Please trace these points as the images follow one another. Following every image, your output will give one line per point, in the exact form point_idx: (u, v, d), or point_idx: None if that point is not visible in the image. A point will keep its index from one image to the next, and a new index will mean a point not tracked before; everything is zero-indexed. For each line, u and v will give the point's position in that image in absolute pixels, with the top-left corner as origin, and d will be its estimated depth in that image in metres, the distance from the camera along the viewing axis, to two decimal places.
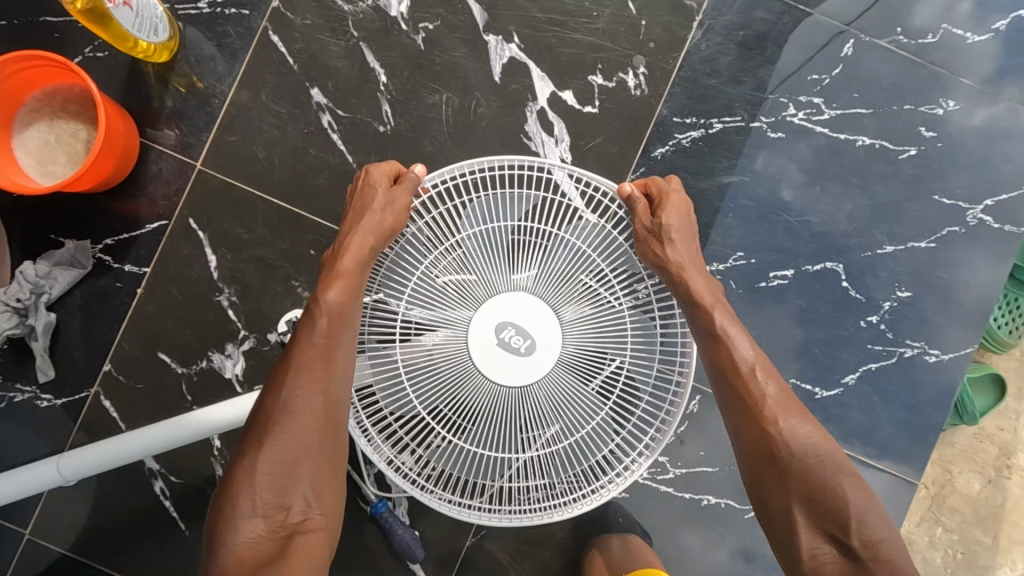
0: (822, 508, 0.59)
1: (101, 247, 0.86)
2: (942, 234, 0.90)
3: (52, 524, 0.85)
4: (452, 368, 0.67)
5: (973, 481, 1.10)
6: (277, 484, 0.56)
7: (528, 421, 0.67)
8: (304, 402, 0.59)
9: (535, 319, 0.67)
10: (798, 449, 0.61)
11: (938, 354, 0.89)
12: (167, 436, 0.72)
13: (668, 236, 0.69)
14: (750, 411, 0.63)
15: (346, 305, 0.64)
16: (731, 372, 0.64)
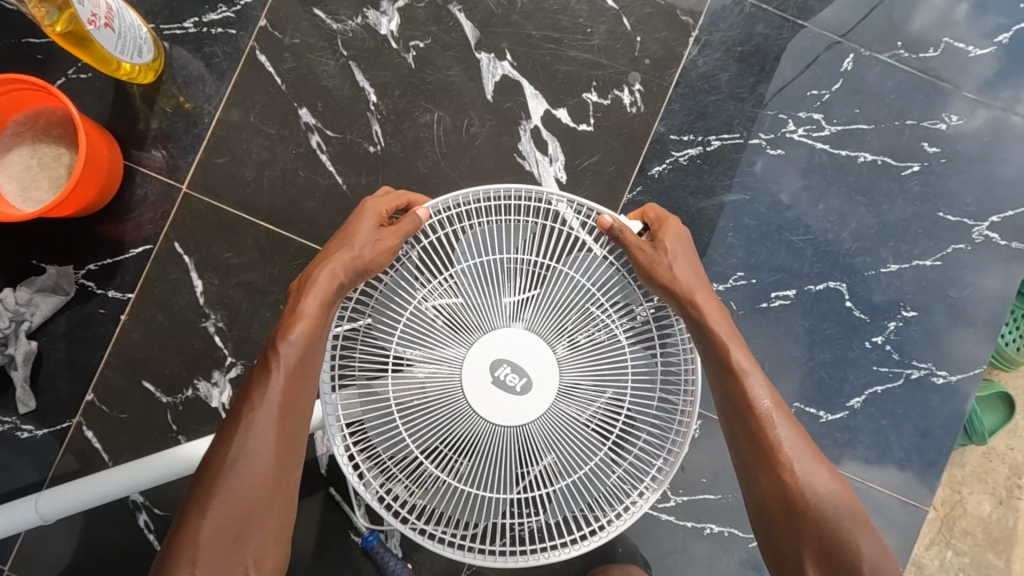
0: (839, 561, 0.54)
1: (85, 273, 0.84)
2: (948, 251, 0.87)
3: (33, 560, 0.83)
4: (444, 404, 0.62)
5: (983, 502, 1.08)
6: (221, 549, 0.52)
7: (523, 456, 0.62)
8: (257, 463, 0.54)
9: (532, 352, 0.62)
10: (816, 496, 0.56)
11: (946, 374, 0.87)
12: (161, 471, 0.70)
13: (671, 266, 0.65)
14: (764, 454, 0.58)
15: (304, 355, 0.59)
16: (744, 409, 0.59)
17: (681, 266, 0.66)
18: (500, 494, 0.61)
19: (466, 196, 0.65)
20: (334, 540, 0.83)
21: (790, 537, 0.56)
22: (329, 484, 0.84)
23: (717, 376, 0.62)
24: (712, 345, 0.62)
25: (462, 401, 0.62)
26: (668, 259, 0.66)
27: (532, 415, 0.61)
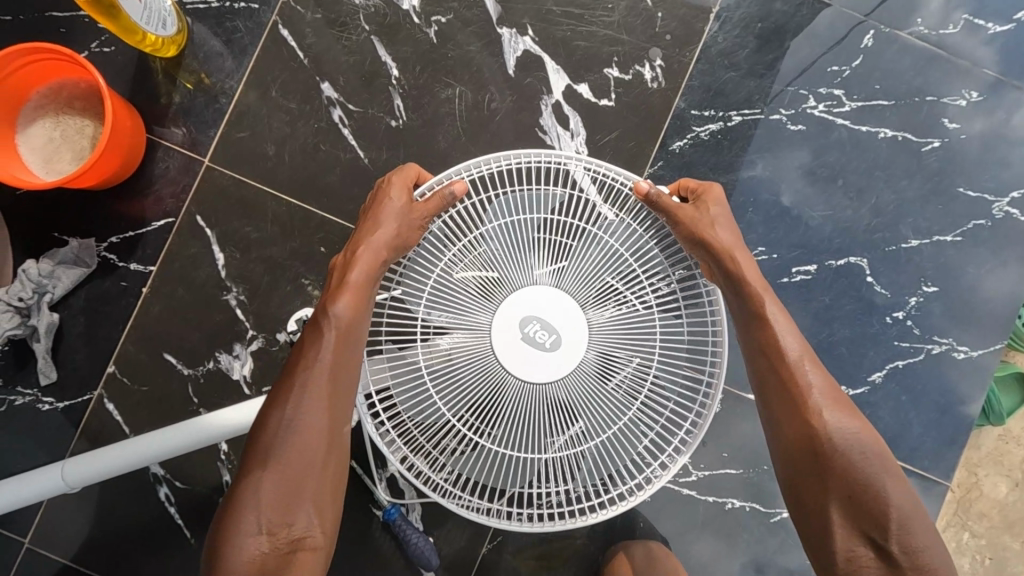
0: (862, 508, 0.55)
1: (106, 245, 0.83)
2: (968, 228, 0.87)
3: (53, 533, 0.82)
4: (472, 366, 0.62)
5: (999, 484, 1.07)
6: (280, 497, 0.53)
7: (551, 421, 0.62)
8: (312, 417, 0.56)
9: (562, 314, 0.62)
10: (843, 445, 0.57)
11: (966, 349, 0.86)
12: (187, 440, 0.69)
13: (707, 227, 0.66)
14: (794, 404, 0.59)
15: (353, 318, 0.60)
16: (776, 360, 0.61)
17: (719, 227, 0.67)
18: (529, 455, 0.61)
19: (495, 161, 0.65)
20: (354, 515, 0.83)
21: (814, 484, 0.57)
22: (350, 457, 0.83)
23: (750, 330, 0.63)
24: (746, 299, 0.64)
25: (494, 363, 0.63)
26: (706, 220, 0.67)
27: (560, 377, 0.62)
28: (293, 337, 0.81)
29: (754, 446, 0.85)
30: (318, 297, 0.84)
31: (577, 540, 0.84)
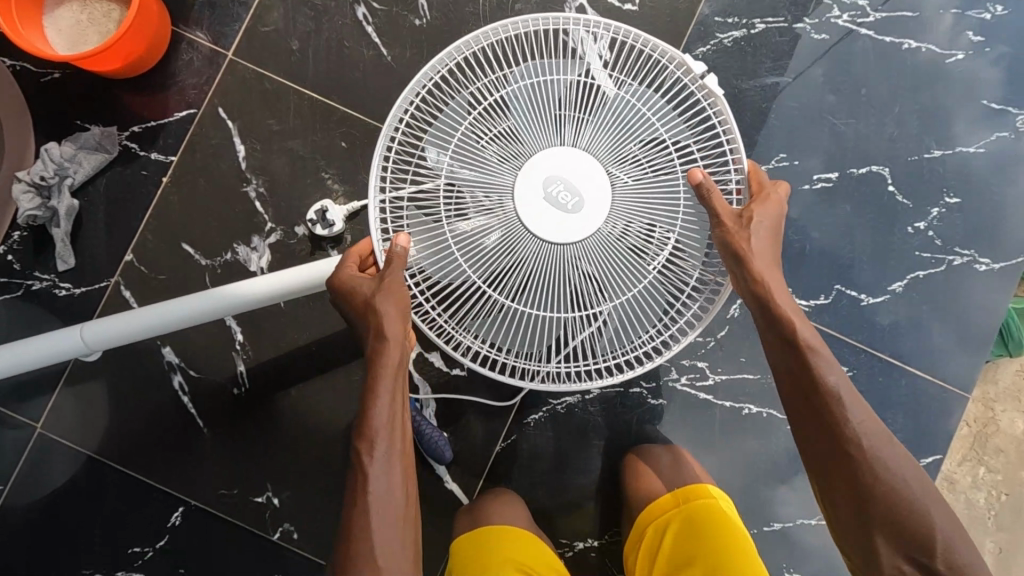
0: (912, 538, 0.54)
1: (128, 134, 0.83)
2: (990, 140, 0.86)
3: (64, 420, 0.82)
4: (496, 232, 0.61)
5: (1017, 420, 1.06)
6: None
7: (573, 288, 0.62)
8: (398, 505, 0.53)
9: (585, 174, 0.60)
10: (890, 483, 0.55)
11: (988, 262, 0.85)
12: (217, 307, 0.69)
13: (750, 254, 0.58)
14: (836, 443, 0.56)
15: (402, 408, 0.56)
16: (816, 397, 0.56)
17: (762, 241, 0.59)
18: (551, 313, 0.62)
19: (523, 23, 0.62)
20: None
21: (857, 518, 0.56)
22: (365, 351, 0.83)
23: (782, 360, 0.58)
24: (780, 329, 0.57)
25: (522, 231, 0.61)
26: (748, 232, 0.59)
27: (586, 244, 0.61)
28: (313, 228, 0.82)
29: None
30: (338, 191, 0.84)
31: (593, 443, 0.84)
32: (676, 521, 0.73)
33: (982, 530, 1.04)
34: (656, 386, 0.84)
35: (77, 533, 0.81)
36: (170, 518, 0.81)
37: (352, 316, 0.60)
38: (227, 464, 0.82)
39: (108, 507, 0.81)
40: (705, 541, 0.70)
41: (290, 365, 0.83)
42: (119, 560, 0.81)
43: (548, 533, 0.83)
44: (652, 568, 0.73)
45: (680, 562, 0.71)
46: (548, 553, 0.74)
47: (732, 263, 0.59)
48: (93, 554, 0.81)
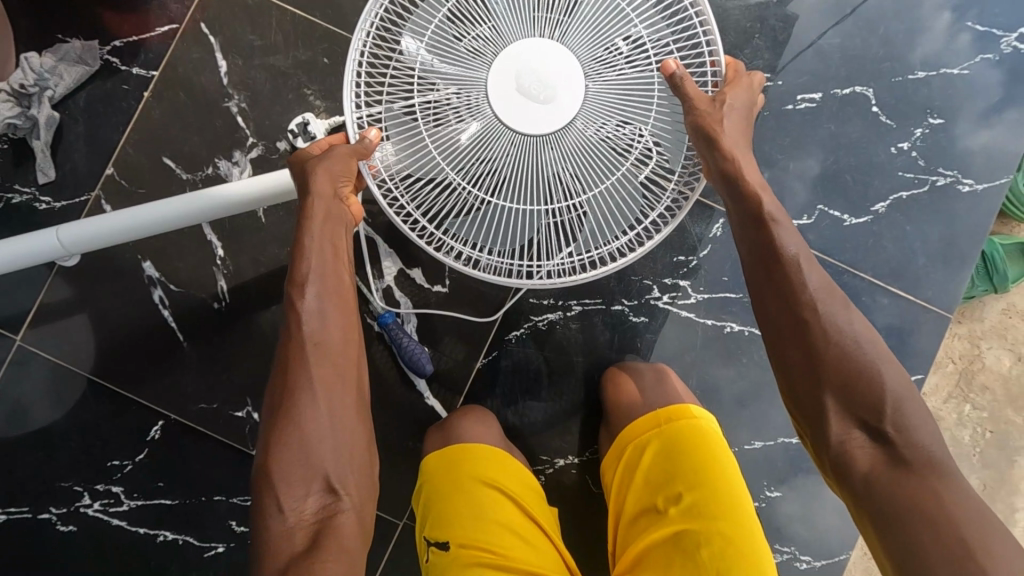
0: (860, 398, 0.51)
1: (109, 49, 0.83)
2: (976, 62, 0.86)
3: (42, 333, 0.81)
4: (478, 139, 0.60)
5: (1004, 358, 1.06)
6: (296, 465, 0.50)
7: (552, 190, 0.62)
8: (334, 346, 0.54)
9: (559, 67, 0.59)
10: (840, 341, 0.53)
11: (971, 183, 0.86)
12: (193, 210, 0.69)
13: (716, 124, 0.58)
14: (786, 303, 0.55)
15: (334, 255, 0.57)
16: (770, 261, 0.56)
17: (728, 117, 0.60)
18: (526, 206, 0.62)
19: None
20: None
21: (805, 381, 0.54)
22: None
23: (741, 229, 0.58)
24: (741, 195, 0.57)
25: (505, 136, 0.60)
26: (716, 106, 0.59)
27: (566, 148, 0.61)
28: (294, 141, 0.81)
29: None
30: (320, 107, 0.84)
31: (576, 361, 0.84)
32: (657, 441, 0.68)
33: (967, 466, 1.04)
34: (638, 304, 0.84)
35: (54, 446, 0.80)
36: (149, 431, 0.81)
37: (295, 184, 0.61)
38: (208, 377, 0.81)
39: (86, 420, 0.81)
40: (686, 462, 0.66)
41: (271, 280, 0.83)
42: (98, 473, 0.80)
43: (529, 449, 0.83)
44: (628, 486, 0.69)
45: (658, 482, 0.67)
46: (521, 471, 0.70)
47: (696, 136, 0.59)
48: (71, 467, 0.80)
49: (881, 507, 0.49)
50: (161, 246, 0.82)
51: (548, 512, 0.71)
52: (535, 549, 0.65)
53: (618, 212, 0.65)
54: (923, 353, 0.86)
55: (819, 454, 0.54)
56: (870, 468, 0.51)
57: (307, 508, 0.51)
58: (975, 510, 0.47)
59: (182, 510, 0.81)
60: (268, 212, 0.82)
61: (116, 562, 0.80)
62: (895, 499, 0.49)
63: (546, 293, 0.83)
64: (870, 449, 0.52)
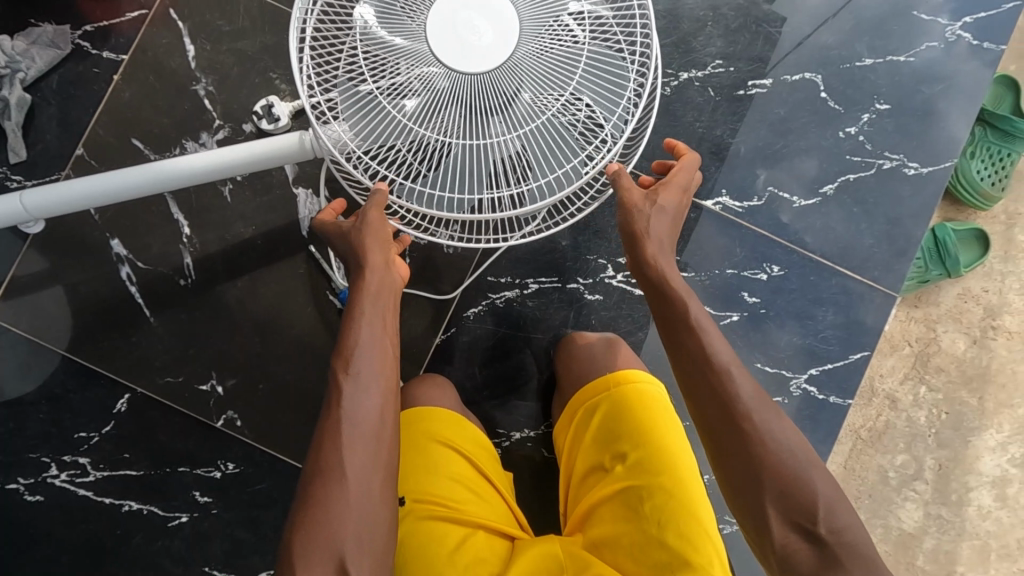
0: (795, 502, 0.50)
1: (81, 33, 0.86)
2: (921, 49, 0.90)
3: (13, 308, 0.83)
4: (425, 103, 0.60)
5: (958, 341, 1.08)
6: (321, 535, 0.49)
7: (500, 153, 0.63)
8: (371, 424, 0.53)
9: (490, 9, 0.59)
10: (776, 447, 0.52)
11: (917, 167, 0.89)
12: (153, 180, 0.71)
13: (643, 231, 0.62)
14: (719, 409, 0.54)
15: (383, 333, 0.58)
16: (704, 366, 0.56)
17: (655, 224, 0.63)
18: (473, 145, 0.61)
19: None
20: (312, 301, 0.85)
21: (746, 484, 0.52)
22: (310, 244, 0.85)
23: (675, 338, 0.59)
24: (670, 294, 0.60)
25: (445, 77, 0.59)
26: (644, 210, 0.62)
27: (513, 110, 0.61)
28: (259, 123, 0.84)
29: (707, 250, 0.88)
30: (286, 91, 0.86)
31: (533, 336, 0.86)
32: (606, 404, 0.70)
33: (923, 446, 1.06)
34: (593, 282, 0.87)
35: (24, 418, 0.82)
36: (116, 404, 0.83)
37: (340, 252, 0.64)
38: (174, 351, 0.84)
39: (54, 392, 0.83)
40: (633, 422, 0.67)
41: (237, 257, 0.85)
42: (66, 444, 0.82)
43: (487, 422, 0.85)
44: (579, 447, 0.71)
45: (606, 441, 0.68)
46: (473, 431, 0.72)
47: (628, 237, 0.63)
48: (39, 438, 0.82)
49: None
50: (129, 223, 0.84)
51: (501, 472, 0.73)
52: (485, 503, 0.68)
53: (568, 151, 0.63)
54: (874, 331, 0.88)
55: (765, 560, 0.52)
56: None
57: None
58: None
59: (148, 480, 0.82)
60: (234, 191, 0.85)
61: (81, 532, 0.81)
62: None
63: (504, 271, 0.86)
64: (812, 554, 0.50)
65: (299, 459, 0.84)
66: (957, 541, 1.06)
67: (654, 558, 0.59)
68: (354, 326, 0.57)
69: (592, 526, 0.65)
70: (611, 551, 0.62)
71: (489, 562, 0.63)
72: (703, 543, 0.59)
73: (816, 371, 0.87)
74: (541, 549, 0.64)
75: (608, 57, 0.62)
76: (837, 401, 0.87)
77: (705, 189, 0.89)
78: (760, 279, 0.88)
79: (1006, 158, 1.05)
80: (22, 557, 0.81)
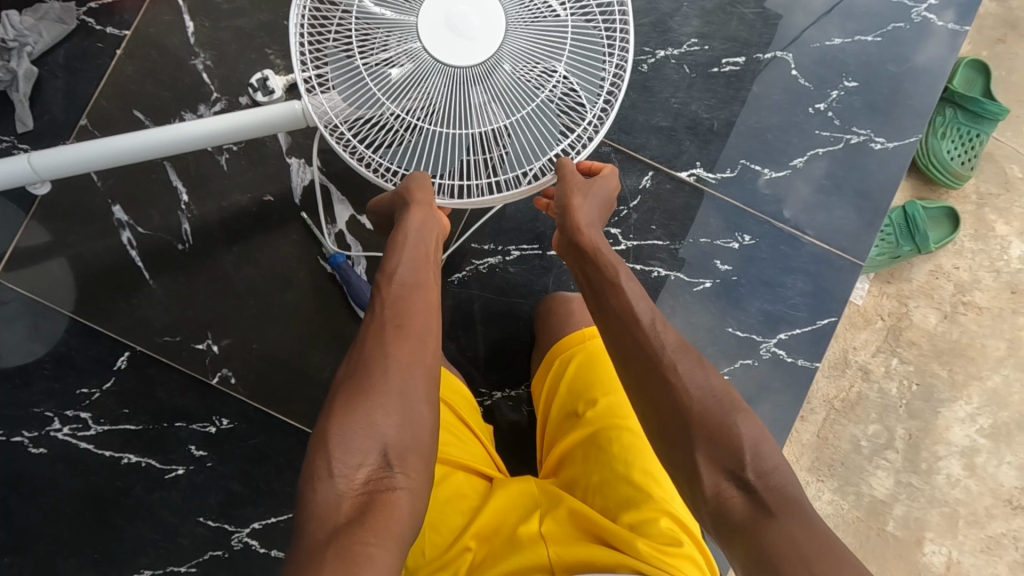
0: (723, 448, 0.53)
1: (86, 10, 0.90)
2: (889, 29, 0.94)
3: (19, 271, 0.87)
4: (409, 73, 0.63)
5: (929, 315, 1.12)
6: (358, 422, 0.53)
7: (477, 122, 0.65)
8: (420, 329, 0.60)
9: (482, 5, 0.62)
10: (699, 396, 0.55)
11: (883, 142, 0.93)
12: (154, 143, 0.75)
13: (575, 207, 0.71)
14: (647, 360, 0.59)
15: (424, 257, 0.66)
16: (632, 319, 0.61)
17: (587, 201, 0.73)
18: (454, 132, 0.64)
19: None
20: (304, 265, 0.89)
21: (679, 439, 0.55)
22: (303, 211, 0.89)
23: (613, 312, 0.63)
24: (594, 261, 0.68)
25: (433, 69, 0.62)
26: (580, 187, 0.72)
27: (492, 80, 0.63)
28: (254, 95, 0.89)
29: (682, 219, 0.92)
30: (280, 66, 0.91)
31: (514, 301, 0.90)
32: (580, 356, 0.74)
33: (895, 417, 1.10)
34: None
35: (27, 376, 0.86)
36: (116, 362, 0.87)
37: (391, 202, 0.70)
38: (173, 312, 0.88)
39: (59, 351, 0.87)
40: (601, 374, 0.72)
41: (232, 223, 0.89)
42: (68, 400, 0.86)
43: (470, 382, 0.89)
44: (553, 397, 0.75)
45: (579, 390, 0.72)
46: (455, 382, 0.76)
47: (561, 210, 0.72)
48: (43, 394, 0.86)
49: (751, 553, 0.48)
50: (131, 190, 0.89)
51: (480, 420, 0.77)
52: (465, 447, 0.72)
53: (541, 143, 0.68)
54: (842, 299, 0.92)
55: (697, 508, 0.54)
56: (740, 518, 0.50)
57: (358, 477, 0.51)
58: (836, 551, 0.46)
59: (146, 434, 0.86)
60: (231, 160, 0.89)
61: (81, 483, 0.85)
62: (761, 549, 0.47)
63: (487, 239, 0.90)
64: (740, 498, 0.51)
65: (289, 415, 0.88)
66: (926, 508, 1.09)
67: (620, 493, 0.64)
68: (401, 247, 0.65)
69: (564, 469, 0.70)
70: (581, 489, 0.67)
71: (467, 497, 0.67)
72: (664, 481, 0.64)
73: (786, 336, 0.91)
74: (517, 486, 0.68)
75: (592, 61, 0.66)
76: (806, 364, 0.91)
77: (681, 162, 0.93)
78: (732, 248, 0.92)
79: (976, 139, 1.09)
80: (25, 507, 0.85)
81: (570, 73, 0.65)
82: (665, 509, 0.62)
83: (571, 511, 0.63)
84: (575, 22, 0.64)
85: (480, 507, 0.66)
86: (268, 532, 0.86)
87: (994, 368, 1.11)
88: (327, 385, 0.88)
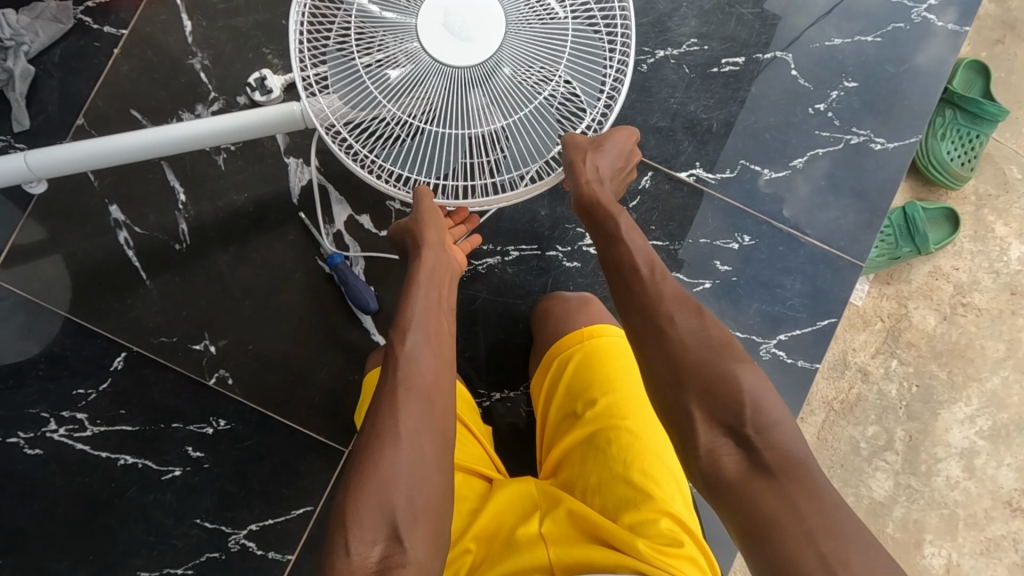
0: (719, 402, 0.53)
1: (82, 9, 0.89)
2: (888, 30, 0.94)
3: (15, 270, 0.87)
4: (408, 75, 0.62)
5: (928, 316, 1.12)
6: (371, 497, 0.52)
7: (477, 124, 0.64)
8: (426, 388, 0.58)
9: (482, 7, 0.62)
10: (693, 346, 0.56)
11: (883, 142, 0.93)
12: (152, 142, 0.75)
13: (582, 167, 0.67)
14: (642, 308, 0.60)
15: (435, 306, 0.64)
16: (630, 273, 0.63)
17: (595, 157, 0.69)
18: (453, 132, 0.64)
19: None
20: (301, 265, 0.89)
21: (671, 389, 0.55)
22: (300, 211, 0.89)
23: (619, 267, 0.64)
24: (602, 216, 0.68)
25: (433, 71, 0.62)
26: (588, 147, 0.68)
27: (492, 83, 0.63)
28: (252, 95, 0.88)
29: (680, 220, 0.92)
30: (278, 66, 0.91)
31: (512, 301, 0.90)
32: (578, 356, 0.74)
33: (894, 418, 1.10)
34: (571, 250, 0.91)
35: (22, 376, 0.86)
36: (112, 362, 0.86)
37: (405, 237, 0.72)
38: (169, 313, 0.87)
39: (54, 351, 0.86)
40: (600, 372, 0.72)
41: (229, 223, 0.89)
42: (64, 400, 0.86)
43: (468, 383, 0.89)
44: (552, 396, 0.75)
45: (578, 391, 0.72)
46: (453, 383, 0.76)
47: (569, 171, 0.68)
48: (38, 395, 0.86)
49: (747, 515, 0.48)
50: (128, 190, 0.88)
51: (479, 421, 0.77)
52: (463, 448, 0.71)
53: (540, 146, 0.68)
54: (842, 300, 0.91)
55: (693, 472, 0.54)
56: (735, 476, 0.50)
57: (372, 554, 0.51)
58: (835, 520, 0.46)
59: (142, 435, 0.86)
60: (228, 160, 0.89)
61: (77, 484, 0.85)
62: (757, 510, 0.48)
63: (486, 239, 0.90)
64: (737, 458, 0.51)
65: (286, 416, 0.87)
66: (925, 509, 1.09)
67: (619, 494, 0.64)
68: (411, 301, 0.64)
69: (564, 470, 0.70)
70: (580, 490, 0.66)
71: (466, 499, 0.67)
72: (664, 480, 0.64)
73: (785, 337, 0.91)
74: (516, 487, 0.67)
75: (592, 64, 0.66)
76: (805, 366, 0.91)
77: (680, 162, 0.92)
78: (731, 248, 0.92)
79: (975, 140, 1.09)
80: (20, 508, 0.84)
81: (570, 76, 0.65)
82: (665, 509, 0.61)
83: (570, 511, 0.63)
84: (576, 25, 0.64)
85: (479, 509, 0.66)
86: (264, 533, 0.86)
87: (992, 369, 1.11)
88: (324, 386, 0.88)
